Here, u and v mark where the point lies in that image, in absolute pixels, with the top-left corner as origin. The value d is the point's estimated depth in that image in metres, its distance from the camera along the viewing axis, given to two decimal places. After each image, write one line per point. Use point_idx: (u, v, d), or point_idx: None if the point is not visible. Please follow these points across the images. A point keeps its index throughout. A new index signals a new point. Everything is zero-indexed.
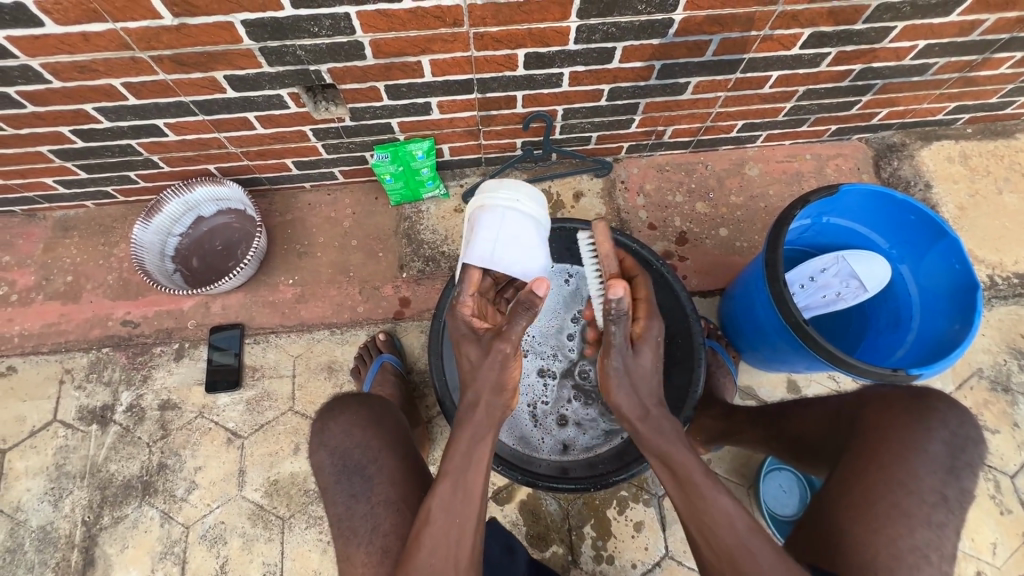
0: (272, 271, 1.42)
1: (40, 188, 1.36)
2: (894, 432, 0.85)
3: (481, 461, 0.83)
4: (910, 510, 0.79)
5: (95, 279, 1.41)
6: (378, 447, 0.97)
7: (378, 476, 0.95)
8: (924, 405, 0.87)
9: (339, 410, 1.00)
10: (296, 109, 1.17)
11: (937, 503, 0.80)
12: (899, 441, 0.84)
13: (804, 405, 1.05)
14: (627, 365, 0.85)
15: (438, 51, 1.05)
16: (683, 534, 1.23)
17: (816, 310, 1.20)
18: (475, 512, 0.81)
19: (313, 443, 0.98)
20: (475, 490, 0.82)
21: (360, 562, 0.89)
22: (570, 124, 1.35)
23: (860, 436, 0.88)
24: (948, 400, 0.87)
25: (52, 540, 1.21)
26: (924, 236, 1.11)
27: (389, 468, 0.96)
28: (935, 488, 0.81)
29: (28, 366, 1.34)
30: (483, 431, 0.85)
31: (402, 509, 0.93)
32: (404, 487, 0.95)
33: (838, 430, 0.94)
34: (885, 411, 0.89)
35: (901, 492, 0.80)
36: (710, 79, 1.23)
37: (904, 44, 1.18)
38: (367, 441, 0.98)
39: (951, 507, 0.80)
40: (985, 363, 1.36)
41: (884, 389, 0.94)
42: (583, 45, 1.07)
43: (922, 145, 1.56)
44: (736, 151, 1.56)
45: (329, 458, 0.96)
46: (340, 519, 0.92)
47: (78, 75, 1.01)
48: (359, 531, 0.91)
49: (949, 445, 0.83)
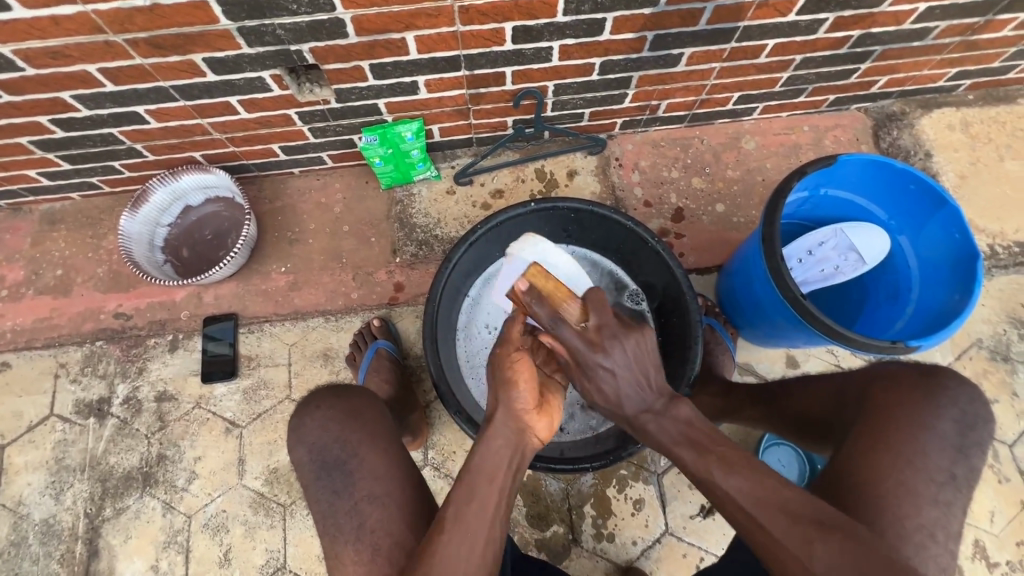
0: (264, 259, 1.41)
1: (24, 181, 1.34)
2: (901, 410, 0.84)
3: (495, 475, 0.79)
4: (917, 488, 0.78)
5: (85, 273, 1.40)
6: (357, 442, 0.92)
7: (360, 471, 0.90)
8: (934, 382, 0.86)
9: (316, 404, 0.96)
10: (279, 91, 1.14)
11: (945, 482, 0.79)
12: (907, 419, 0.83)
13: (807, 383, 1.03)
14: (619, 360, 0.82)
15: (422, 27, 1.01)
16: (682, 511, 1.24)
17: (814, 285, 1.18)
18: (486, 529, 0.76)
19: (291, 439, 0.94)
20: (487, 503, 0.77)
21: (350, 559, 0.84)
22: (561, 101, 1.32)
23: (866, 415, 0.86)
24: (957, 376, 0.86)
25: (55, 533, 1.22)
26: (924, 206, 1.09)
27: (371, 462, 0.91)
28: (944, 467, 0.80)
29: (22, 361, 1.33)
30: (497, 447, 0.81)
31: (387, 503, 0.88)
32: (392, 481, 0.90)
33: (843, 409, 0.92)
34: (893, 388, 0.87)
35: (909, 470, 0.79)
36: (705, 49, 1.19)
37: (904, 7, 1.14)
38: (345, 435, 0.93)
39: (959, 486, 0.80)
40: (985, 334, 1.35)
41: (890, 366, 0.91)
42: (573, 16, 1.04)
43: (922, 114, 1.52)
44: (733, 124, 1.53)
45: (307, 455, 0.92)
46: (326, 516, 0.88)
47: (51, 62, 0.98)
48: (345, 527, 0.86)
49: (958, 423, 0.82)
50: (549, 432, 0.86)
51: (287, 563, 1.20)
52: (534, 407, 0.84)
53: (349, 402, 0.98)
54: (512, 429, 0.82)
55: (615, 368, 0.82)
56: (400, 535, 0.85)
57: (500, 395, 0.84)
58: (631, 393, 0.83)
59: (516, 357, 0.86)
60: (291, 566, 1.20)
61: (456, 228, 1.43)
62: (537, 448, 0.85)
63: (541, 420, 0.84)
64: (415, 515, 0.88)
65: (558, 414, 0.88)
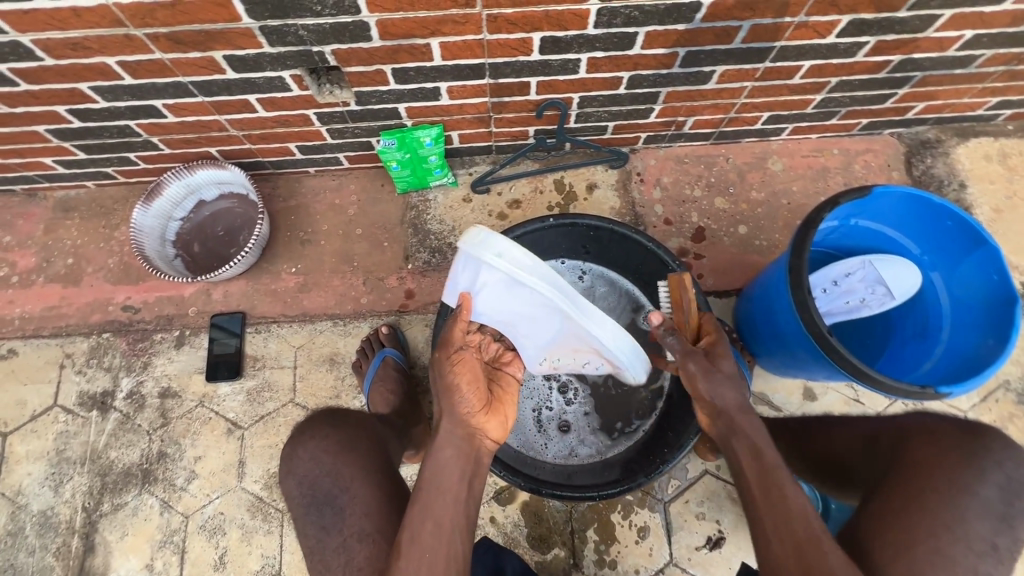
0: (274, 259, 1.39)
1: (39, 168, 1.33)
2: (941, 470, 0.77)
3: (448, 488, 0.80)
4: (955, 558, 0.72)
5: (95, 263, 1.39)
6: (350, 476, 0.89)
7: (351, 506, 0.87)
8: (976, 441, 0.79)
9: (310, 433, 0.92)
10: (298, 91, 1.12)
11: (987, 553, 0.72)
12: (946, 479, 0.76)
13: (836, 428, 0.99)
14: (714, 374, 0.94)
15: (448, 34, 0.99)
16: (688, 541, 1.20)
17: (838, 317, 1.15)
18: (444, 548, 0.77)
19: (282, 469, 0.91)
20: (443, 521, 0.78)
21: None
22: (586, 113, 1.29)
23: (899, 469, 0.81)
24: (1001, 438, 0.78)
25: (52, 525, 1.21)
26: (960, 244, 1.04)
27: (365, 498, 0.89)
28: (985, 536, 0.73)
29: (28, 349, 1.32)
30: (448, 458, 0.82)
31: (377, 539, 0.85)
32: (383, 518, 0.87)
33: (875, 460, 0.88)
34: (931, 444, 0.81)
35: (946, 537, 0.73)
36: (738, 67, 1.15)
37: (950, 34, 1.10)
38: (338, 469, 0.89)
39: (1001, 558, 0.72)
40: (1013, 375, 1.30)
41: (927, 419, 0.86)
42: (603, 29, 1.00)
43: (958, 142, 1.47)
44: (760, 143, 1.48)
45: (297, 488, 0.89)
46: (313, 552, 0.86)
47: (71, 53, 0.97)
48: (335, 550, 0.84)
49: (1005, 490, 0.75)
50: (502, 431, 0.89)
51: (282, 571, 1.18)
52: (480, 410, 0.85)
53: (343, 433, 0.94)
54: (461, 436, 0.83)
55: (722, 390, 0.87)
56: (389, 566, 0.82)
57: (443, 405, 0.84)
58: (741, 417, 0.86)
59: (501, 378, 0.94)
60: (286, 574, 1.18)
61: None
62: (489, 450, 0.87)
63: (491, 423, 0.87)
64: None
65: (510, 412, 0.91)
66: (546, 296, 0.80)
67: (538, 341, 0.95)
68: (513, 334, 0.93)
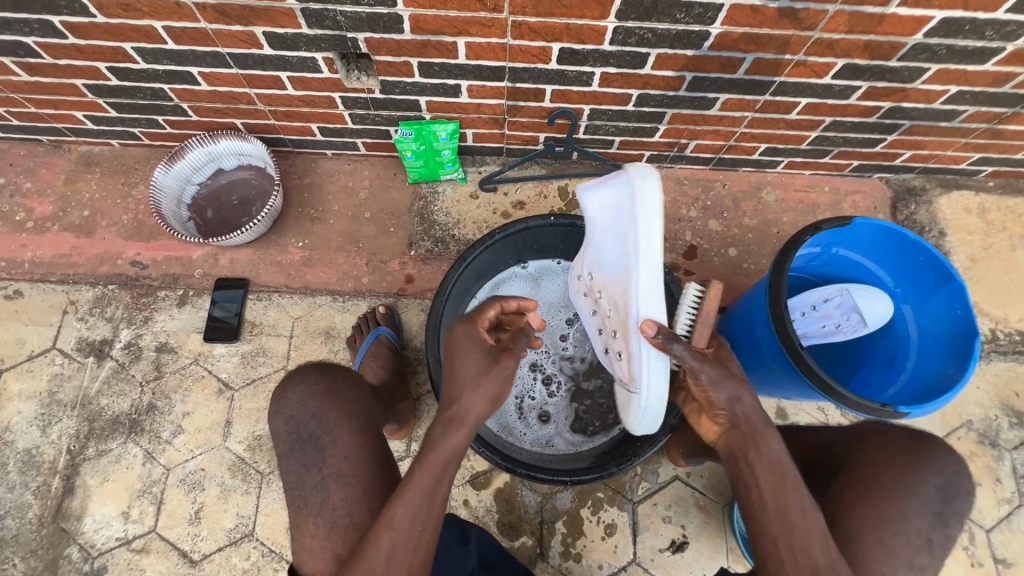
0: (283, 232, 1.44)
1: (69, 121, 1.39)
2: (888, 471, 0.83)
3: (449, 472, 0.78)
4: (896, 550, 0.78)
5: (110, 217, 1.44)
6: (333, 419, 0.94)
7: (331, 448, 0.92)
8: (922, 448, 0.85)
9: (299, 377, 0.98)
10: (328, 74, 1.19)
11: (921, 546, 0.79)
12: (892, 480, 0.82)
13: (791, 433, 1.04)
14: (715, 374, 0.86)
15: (474, 35, 1.06)
16: (652, 543, 1.24)
17: (813, 339, 1.21)
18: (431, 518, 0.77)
19: (270, 410, 0.96)
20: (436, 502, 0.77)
21: (309, 533, 0.87)
22: (594, 125, 1.36)
23: (849, 469, 0.87)
24: (944, 446, 0.85)
25: (35, 464, 1.23)
26: (930, 279, 1.11)
27: (344, 441, 0.93)
28: (921, 531, 0.79)
29: (35, 292, 1.36)
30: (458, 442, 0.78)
31: (348, 487, 0.90)
32: (361, 460, 0.92)
33: (827, 459, 0.93)
34: (882, 450, 0.86)
35: (888, 530, 0.79)
36: (740, 97, 1.24)
37: (936, 87, 1.19)
38: (323, 412, 0.95)
39: (933, 552, 0.79)
40: (976, 416, 1.36)
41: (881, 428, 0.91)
42: (618, 47, 1.08)
43: (942, 193, 1.55)
44: (756, 174, 1.56)
45: (283, 426, 0.94)
46: (293, 487, 0.90)
47: (122, 13, 1.04)
48: (316, 498, 0.88)
49: (941, 490, 0.81)
50: None
51: (255, 532, 1.20)
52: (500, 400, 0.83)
53: (331, 380, 0.99)
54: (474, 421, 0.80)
55: (736, 393, 0.84)
56: (361, 515, 0.87)
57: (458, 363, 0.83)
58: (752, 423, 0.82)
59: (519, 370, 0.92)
60: (258, 536, 1.20)
61: (474, 231, 1.47)
62: None
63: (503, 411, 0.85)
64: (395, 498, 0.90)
65: None
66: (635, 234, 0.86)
67: (604, 292, 1.01)
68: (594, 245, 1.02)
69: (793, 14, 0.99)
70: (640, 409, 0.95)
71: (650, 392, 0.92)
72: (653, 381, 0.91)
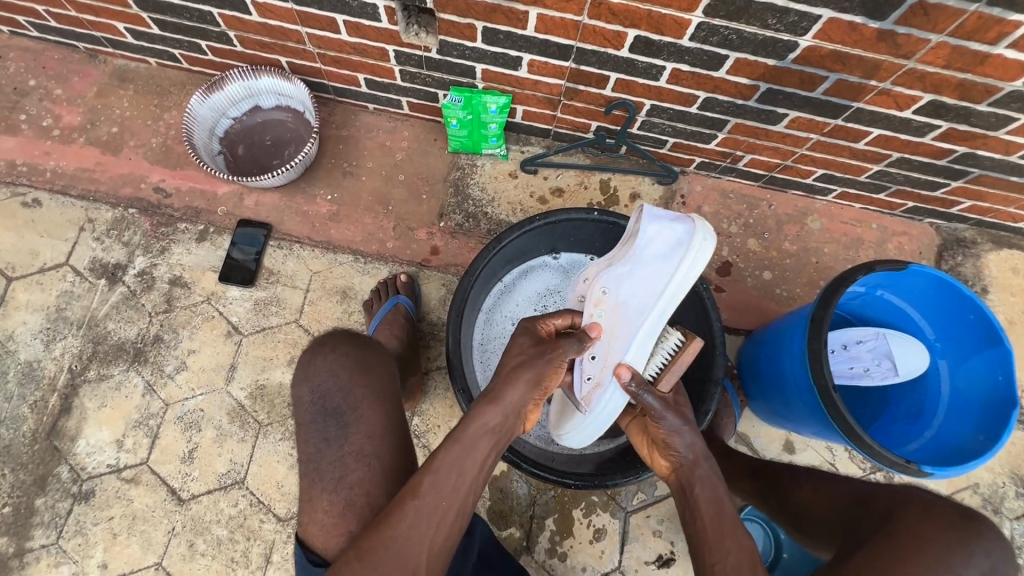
0: (313, 182, 1.39)
1: (109, 31, 1.33)
2: (932, 547, 0.76)
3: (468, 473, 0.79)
4: None
5: (138, 138, 1.39)
6: (360, 396, 0.92)
7: (360, 421, 0.90)
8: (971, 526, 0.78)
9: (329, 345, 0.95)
10: (386, 25, 1.12)
11: None
12: (934, 556, 0.75)
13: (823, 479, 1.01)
14: (675, 424, 0.89)
15: (549, 7, 1.00)
16: (639, 554, 1.23)
17: (840, 380, 1.17)
18: (440, 514, 0.77)
19: (297, 375, 0.93)
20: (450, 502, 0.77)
21: (334, 493, 0.86)
22: (650, 122, 1.30)
23: (888, 533, 0.80)
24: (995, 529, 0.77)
25: (34, 378, 1.21)
26: (975, 339, 1.06)
27: (370, 420, 0.91)
28: None
29: (52, 204, 1.33)
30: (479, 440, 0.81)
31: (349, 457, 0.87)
32: (367, 432, 0.89)
33: (862, 520, 0.88)
34: (926, 519, 0.80)
35: None
36: (810, 117, 1.17)
37: (1018, 139, 1.12)
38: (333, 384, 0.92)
39: None
40: (983, 480, 1.34)
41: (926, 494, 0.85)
42: (697, 44, 1.02)
43: (991, 249, 1.50)
44: (805, 199, 1.51)
45: (308, 395, 0.91)
46: (312, 458, 0.88)
47: None
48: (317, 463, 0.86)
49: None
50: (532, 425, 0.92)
51: (245, 481, 1.18)
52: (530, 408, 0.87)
53: (361, 355, 0.96)
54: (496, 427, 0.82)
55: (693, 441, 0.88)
56: (383, 483, 0.86)
57: (526, 368, 0.86)
58: (705, 466, 0.87)
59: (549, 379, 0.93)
60: (248, 485, 1.18)
61: (507, 212, 1.42)
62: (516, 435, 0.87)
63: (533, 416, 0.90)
64: (397, 475, 0.88)
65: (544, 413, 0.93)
66: (671, 287, 0.95)
67: (606, 303, 1.00)
68: (618, 263, 1.02)
69: (892, 38, 0.93)
70: (576, 427, 1.01)
71: (603, 419, 0.98)
72: (609, 410, 0.96)
